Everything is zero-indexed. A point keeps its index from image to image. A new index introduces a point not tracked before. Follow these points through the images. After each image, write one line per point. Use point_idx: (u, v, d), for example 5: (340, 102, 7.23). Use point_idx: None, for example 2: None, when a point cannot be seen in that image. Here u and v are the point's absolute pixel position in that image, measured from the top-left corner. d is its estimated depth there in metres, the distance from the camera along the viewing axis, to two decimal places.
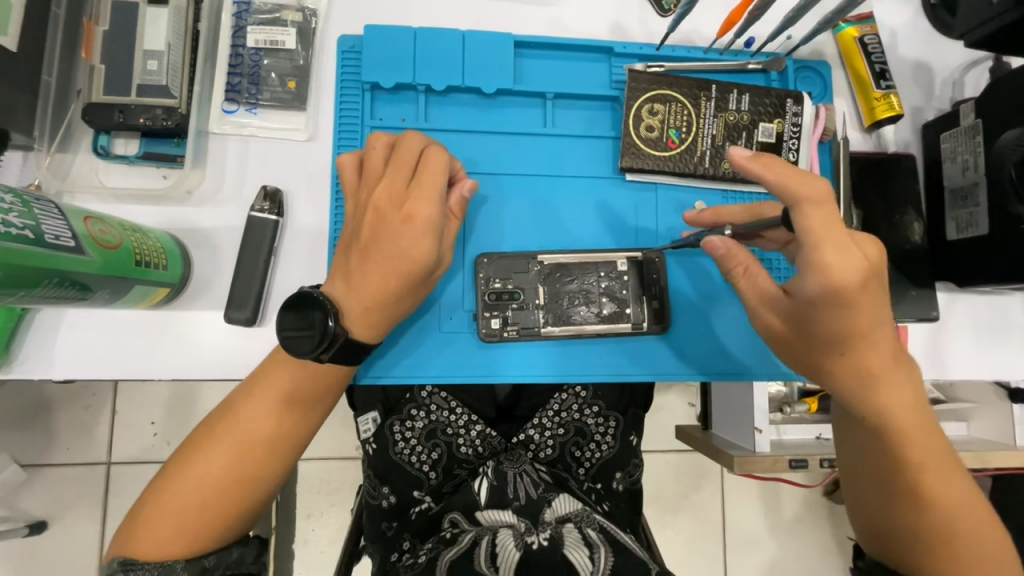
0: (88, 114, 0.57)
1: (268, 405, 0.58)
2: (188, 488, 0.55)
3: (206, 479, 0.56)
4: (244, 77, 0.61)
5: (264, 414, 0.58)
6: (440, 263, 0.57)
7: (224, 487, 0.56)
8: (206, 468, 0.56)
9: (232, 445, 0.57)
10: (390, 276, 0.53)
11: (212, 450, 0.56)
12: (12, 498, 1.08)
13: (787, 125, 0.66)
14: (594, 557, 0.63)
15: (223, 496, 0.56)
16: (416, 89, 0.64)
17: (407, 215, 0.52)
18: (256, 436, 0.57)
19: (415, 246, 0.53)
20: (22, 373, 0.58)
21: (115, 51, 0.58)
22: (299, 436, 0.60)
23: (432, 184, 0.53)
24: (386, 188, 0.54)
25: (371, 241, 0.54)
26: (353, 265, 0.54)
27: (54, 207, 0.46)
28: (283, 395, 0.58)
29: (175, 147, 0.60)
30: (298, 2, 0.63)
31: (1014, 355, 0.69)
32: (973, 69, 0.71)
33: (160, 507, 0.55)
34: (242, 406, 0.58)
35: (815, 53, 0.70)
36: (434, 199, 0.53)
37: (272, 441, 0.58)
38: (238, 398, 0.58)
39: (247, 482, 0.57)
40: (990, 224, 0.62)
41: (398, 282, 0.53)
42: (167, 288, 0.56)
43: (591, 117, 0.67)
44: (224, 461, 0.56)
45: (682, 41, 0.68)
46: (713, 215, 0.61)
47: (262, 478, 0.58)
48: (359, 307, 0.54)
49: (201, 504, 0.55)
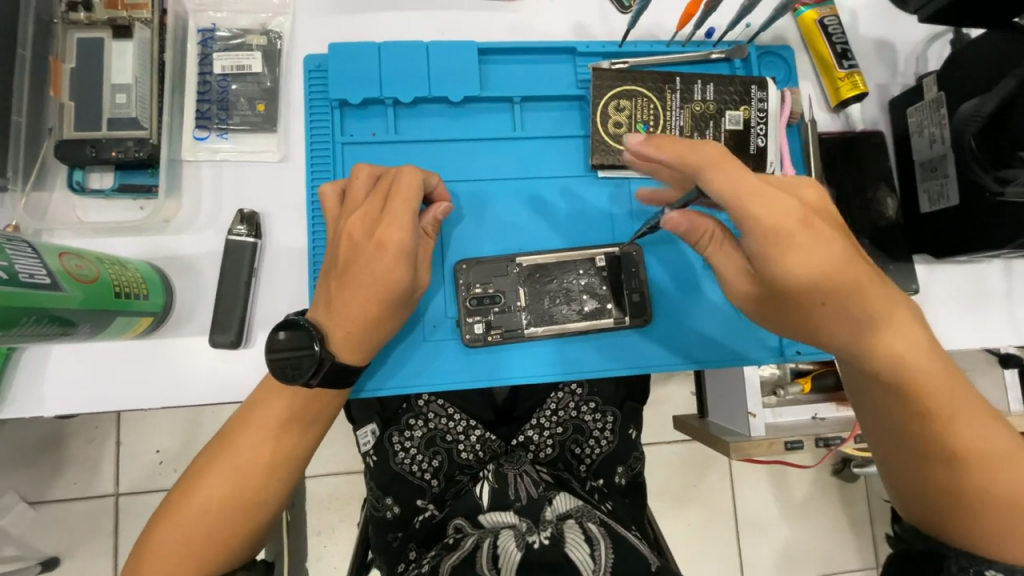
0: (62, 152, 0.58)
1: (267, 428, 0.58)
2: (192, 515, 0.56)
3: (209, 506, 0.56)
4: (213, 103, 0.62)
5: (263, 437, 0.58)
6: (419, 283, 0.58)
7: (229, 512, 0.57)
8: (209, 494, 0.56)
9: (235, 469, 0.57)
10: (370, 301, 0.54)
11: (213, 477, 0.57)
12: (20, 538, 1.09)
13: (753, 111, 0.66)
14: (594, 554, 0.63)
15: (227, 522, 0.56)
16: (384, 103, 0.65)
17: (381, 242, 0.53)
18: (257, 460, 0.58)
19: (389, 271, 0.53)
20: (13, 413, 0.58)
21: (84, 87, 0.59)
22: (298, 457, 0.60)
23: (403, 209, 0.54)
24: (360, 218, 0.54)
25: (347, 269, 0.54)
26: (332, 292, 0.55)
27: (29, 246, 0.46)
28: (281, 418, 0.58)
29: (150, 177, 0.61)
30: (262, 26, 0.64)
31: (997, 321, 0.70)
32: (935, 42, 0.72)
33: (165, 535, 0.55)
34: (241, 431, 0.58)
35: (777, 38, 0.71)
36: (407, 225, 0.53)
37: (273, 463, 0.59)
38: (236, 423, 0.59)
39: (251, 505, 0.58)
40: (960, 194, 0.63)
41: (378, 306, 0.54)
42: (150, 316, 0.57)
43: (560, 117, 0.68)
44: (226, 486, 0.57)
45: (644, 36, 0.69)
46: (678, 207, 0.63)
47: (264, 501, 0.58)
48: (343, 330, 0.54)
49: (206, 529, 0.56)
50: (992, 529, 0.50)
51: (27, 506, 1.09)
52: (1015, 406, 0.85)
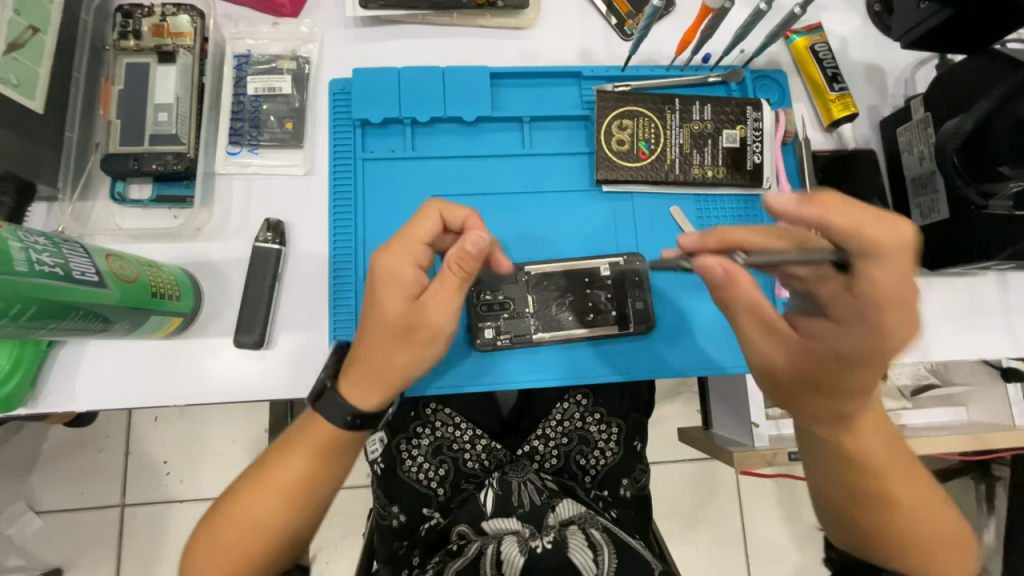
0: (106, 164, 0.63)
1: (307, 453, 0.59)
2: (233, 532, 0.58)
3: (251, 526, 0.58)
4: (246, 122, 0.67)
5: (302, 462, 0.59)
6: (416, 321, 0.55)
7: (268, 534, 0.58)
8: (249, 514, 0.58)
9: (276, 493, 0.58)
10: (377, 338, 0.56)
11: (254, 497, 0.58)
12: (31, 547, 1.11)
13: (749, 130, 0.70)
14: (598, 559, 0.67)
15: (267, 541, 0.58)
16: (402, 122, 0.70)
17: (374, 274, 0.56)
18: (297, 483, 0.59)
19: (376, 302, 0.55)
20: (45, 407, 0.61)
21: (130, 107, 0.64)
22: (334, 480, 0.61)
23: (402, 242, 0.56)
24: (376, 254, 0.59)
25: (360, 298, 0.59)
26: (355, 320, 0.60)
27: (80, 247, 0.51)
28: (321, 445, 0.59)
29: (185, 188, 0.66)
30: (293, 52, 0.70)
31: (992, 333, 0.71)
32: (922, 67, 0.76)
33: (212, 545, 0.58)
34: (281, 457, 0.59)
35: (771, 63, 0.75)
36: (396, 258, 0.55)
37: (310, 489, 0.59)
38: (282, 444, 0.60)
39: (292, 528, 0.59)
40: (950, 208, 0.65)
41: (387, 347, 0.56)
42: (180, 317, 0.61)
43: (566, 135, 0.72)
44: (265, 512, 0.58)
45: (645, 61, 0.74)
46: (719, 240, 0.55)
47: (301, 521, 0.60)
48: (357, 369, 0.57)
49: (247, 548, 0.58)
50: (922, 571, 0.57)
51: (36, 514, 1.12)
52: (1020, 421, 0.85)
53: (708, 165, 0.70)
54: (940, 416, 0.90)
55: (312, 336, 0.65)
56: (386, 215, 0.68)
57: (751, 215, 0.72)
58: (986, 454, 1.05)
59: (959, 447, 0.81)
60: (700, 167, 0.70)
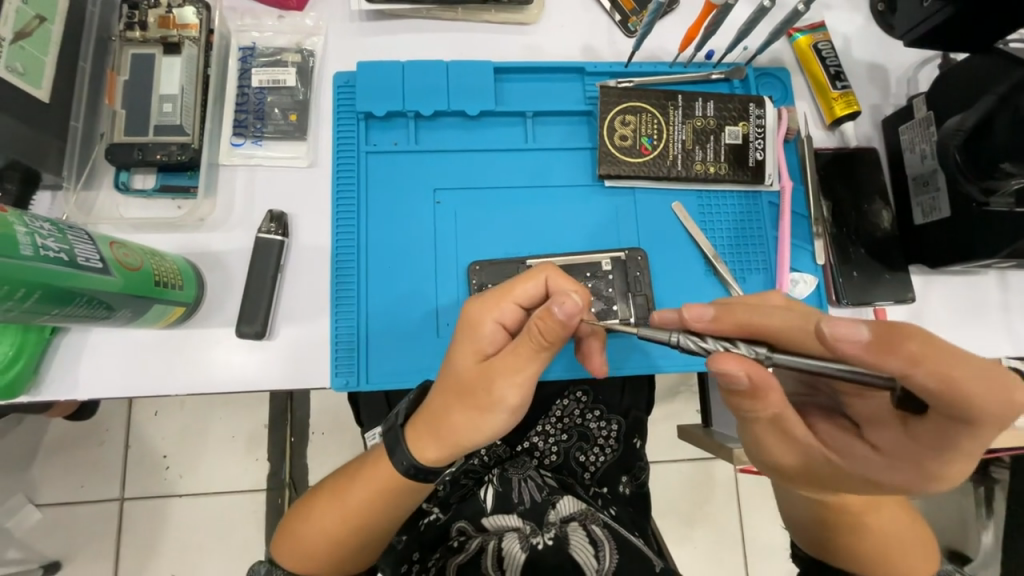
0: (111, 154, 0.63)
1: (375, 484, 0.62)
2: (305, 533, 0.64)
3: (318, 533, 0.63)
4: (250, 113, 0.68)
5: (370, 492, 0.62)
6: (483, 381, 0.54)
7: (332, 543, 0.63)
8: (321, 523, 0.63)
9: (343, 512, 0.62)
10: (445, 391, 0.57)
11: (325, 509, 0.63)
12: (29, 540, 1.11)
13: (752, 127, 0.71)
14: (599, 555, 0.72)
15: (330, 548, 0.64)
16: (406, 116, 0.70)
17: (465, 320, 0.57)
18: (358, 508, 0.62)
19: (458, 349, 0.57)
20: (48, 395, 0.61)
21: (135, 97, 0.65)
22: (397, 513, 0.64)
23: (497, 295, 0.56)
24: None
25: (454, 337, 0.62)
26: None
27: (85, 234, 0.51)
28: (388, 481, 0.61)
29: (189, 179, 0.66)
30: (298, 45, 0.70)
31: (994, 332, 0.71)
32: (924, 66, 0.76)
33: (289, 537, 0.65)
34: (354, 480, 0.63)
35: (773, 60, 0.75)
36: (487, 308, 0.56)
37: (370, 516, 0.62)
38: (358, 467, 0.64)
39: (347, 544, 0.64)
40: (951, 206, 0.66)
41: (451, 403, 0.56)
42: (183, 306, 0.61)
43: (569, 131, 0.72)
44: (333, 525, 0.63)
45: (649, 58, 0.74)
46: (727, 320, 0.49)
47: (359, 539, 0.64)
48: (419, 423, 0.59)
49: (312, 550, 0.64)
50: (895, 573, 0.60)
51: (34, 506, 1.12)
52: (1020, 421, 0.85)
53: (710, 162, 0.70)
54: None
55: (314, 328, 0.65)
56: (390, 209, 0.68)
57: (752, 212, 0.72)
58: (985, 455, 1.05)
59: None
60: (703, 163, 0.70)
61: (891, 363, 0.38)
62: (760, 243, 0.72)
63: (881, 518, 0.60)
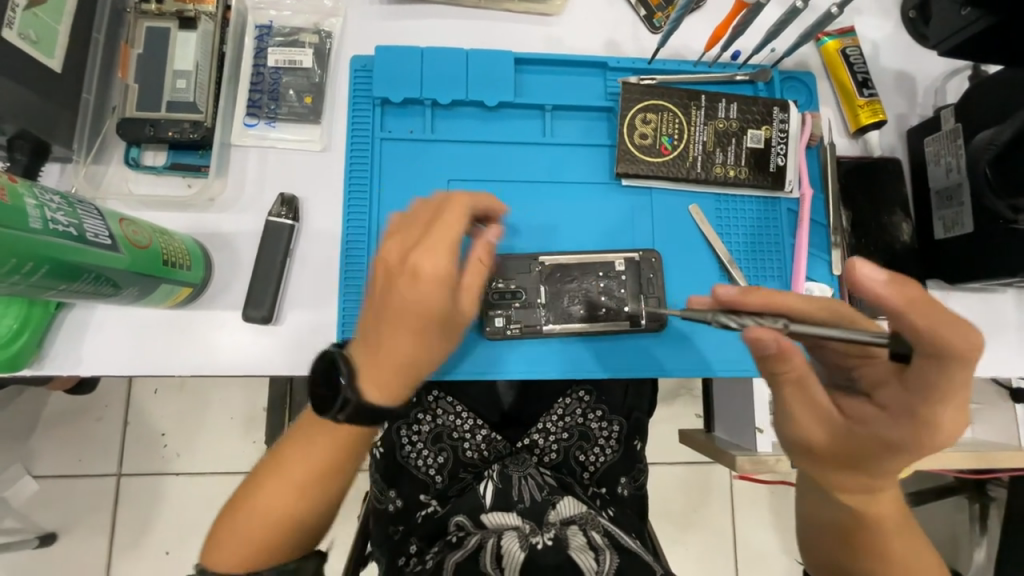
0: (122, 129, 0.62)
1: (317, 450, 0.57)
2: (240, 532, 0.56)
3: (257, 525, 0.56)
4: (265, 94, 0.66)
5: (312, 462, 0.57)
6: (461, 319, 0.54)
7: (274, 533, 0.56)
8: (258, 514, 0.56)
9: (283, 494, 0.57)
10: (408, 328, 0.51)
11: (261, 496, 0.56)
12: (26, 511, 1.11)
13: (775, 132, 0.69)
14: (599, 558, 0.67)
15: (274, 540, 0.56)
16: (423, 103, 0.68)
17: (414, 270, 0.50)
18: (302, 483, 0.57)
19: (426, 300, 0.51)
20: (50, 370, 0.61)
21: (148, 72, 0.63)
22: (345, 481, 0.60)
23: (447, 236, 0.51)
24: (398, 243, 0.53)
25: (382, 299, 0.53)
26: (369, 323, 0.54)
27: (95, 209, 0.50)
28: (330, 443, 0.58)
29: (200, 158, 0.65)
30: (316, 26, 0.69)
31: (1008, 352, 0.70)
32: (954, 77, 0.74)
33: (220, 545, 0.56)
34: (292, 451, 0.58)
35: (799, 64, 0.74)
36: (444, 253, 0.51)
37: (315, 487, 0.58)
38: (291, 441, 0.59)
39: (294, 529, 0.57)
40: (974, 222, 0.64)
41: (415, 338, 0.52)
42: (189, 287, 0.60)
43: (588, 126, 0.71)
44: (274, 510, 0.56)
45: (672, 55, 0.73)
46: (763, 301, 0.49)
47: (309, 521, 0.58)
48: (377, 364, 0.53)
49: (251, 550, 0.55)
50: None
51: (33, 478, 1.12)
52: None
53: (730, 165, 0.69)
54: (943, 432, 0.90)
55: (321, 315, 0.64)
56: (403, 198, 0.67)
57: (771, 218, 0.71)
58: (984, 473, 1.05)
59: (963, 465, 0.81)
60: (723, 166, 0.69)
61: (894, 304, 0.41)
62: (776, 250, 0.70)
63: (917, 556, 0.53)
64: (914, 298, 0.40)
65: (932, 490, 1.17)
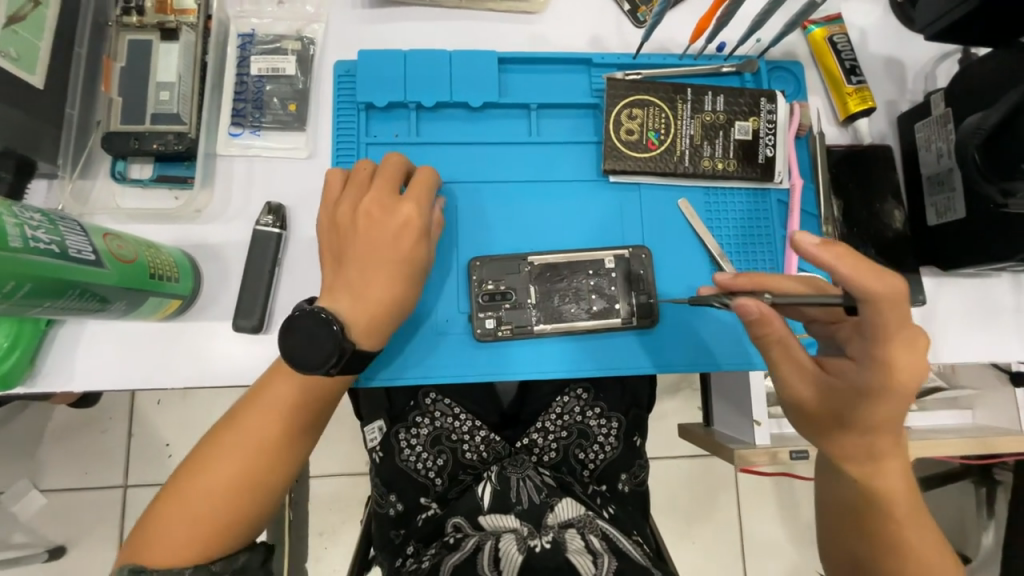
0: (107, 143, 0.62)
1: (277, 409, 0.58)
2: (197, 497, 0.54)
3: (217, 488, 0.55)
4: (249, 102, 0.66)
5: (271, 420, 0.58)
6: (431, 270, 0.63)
7: (238, 494, 0.55)
8: (217, 476, 0.55)
9: (247, 452, 0.56)
10: (385, 269, 0.58)
11: (220, 458, 0.56)
12: (34, 524, 1.12)
13: (762, 123, 0.69)
14: (597, 561, 0.67)
15: (237, 501, 0.55)
16: (407, 106, 0.68)
17: (403, 220, 0.59)
18: (263, 441, 0.57)
19: (414, 246, 0.59)
20: (44, 386, 0.61)
21: (131, 85, 0.63)
22: (308, 438, 0.61)
23: (423, 193, 0.61)
24: (376, 200, 0.59)
25: (368, 251, 0.58)
26: (352, 277, 0.58)
27: (78, 225, 0.50)
28: (290, 401, 0.58)
29: (186, 169, 0.65)
30: (297, 32, 0.68)
31: (1006, 336, 0.70)
32: (943, 61, 0.74)
33: (171, 516, 0.54)
34: (248, 414, 0.58)
35: (786, 54, 0.73)
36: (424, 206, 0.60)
37: (276, 446, 0.58)
38: (244, 406, 0.58)
39: (256, 491, 0.57)
40: (966, 207, 0.64)
41: (392, 278, 0.58)
42: (179, 300, 0.60)
43: (573, 124, 0.70)
44: (233, 471, 0.56)
45: (657, 49, 0.72)
46: (750, 281, 0.57)
47: (275, 480, 0.58)
48: (360, 311, 0.57)
49: (212, 514, 0.54)
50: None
51: (39, 492, 1.13)
52: None
53: (718, 158, 0.68)
54: (944, 419, 0.90)
55: None
56: None
57: (761, 211, 0.70)
58: (989, 458, 1.04)
59: (965, 451, 0.80)
60: (711, 160, 0.68)
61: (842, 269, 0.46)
62: (767, 242, 0.70)
63: (922, 536, 0.54)
64: (857, 259, 0.46)
65: (937, 476, 1.17)
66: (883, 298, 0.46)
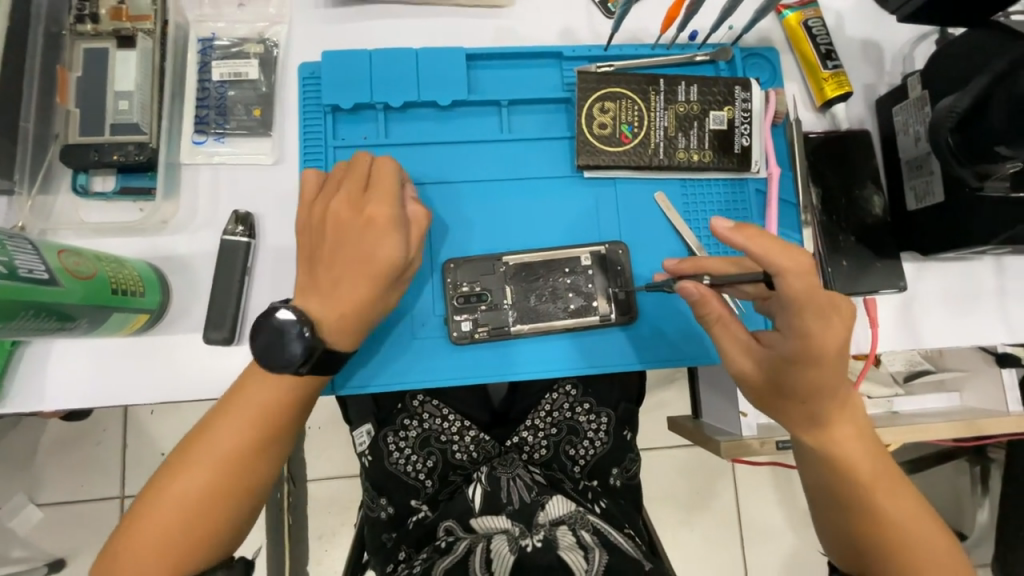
0: (66, 156, 0.60)
1: (246, 420, 0.56)
2: (165, 511, 0.53)
3: (185, 500, 0.53)
4: (212, 109, 0.65)
5: (240, 432, 0.56)
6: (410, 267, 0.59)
7: (206, 506, 0.54)
8: (184, 489, 0.54)
9: (214, 464, 0.55)
10: (352, 267, 0.55)
11: (188, 471, 0.54)
12: (30, 540, 1.12)
13: (737, 112, 0.67)
14: (589, 556, 0.66)
15: (207, 514, 0.54)
16: (375, 108, 0.67)
17: (369, 217, 0.56)
18: (232, 453, 0.55)
19: (381, 244, 0.55)
20: (15, 407, 0.60)
21: (88, 95, 0.62)
22: (281, 447, 0.59)
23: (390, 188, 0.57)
24: (345, 198, 0.57)
25: (334, 251, 0.56)
26: (319, 278, 0.56)
27: (29, 243, 0.49)
28: (261, 409, 0.56)
29: (150, 180, 0.63)
30: (259, 35, 0.67)
31: (988, 319, 0.69)
32: (921, 42, 0.72)
33: (141, 529, 0.53)
34: (217, 424, 0.56)
35: (761, 40, 0.72)
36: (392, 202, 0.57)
37: (247, 457, 0.56)
38: (215, 416, 0.56)
39: (224, 505, 0.55)
40: (944, 191, 0.63)
41: (360, 278, 0.55)
42: (147, 314, 0.59)
43: (545, 119, 0.69)
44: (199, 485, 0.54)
45: (629, 40, 0.71)
46: (692, 265, 0.60)
47: (245, 492, 0.56)
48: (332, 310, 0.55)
49: (182, 526, 0.53)
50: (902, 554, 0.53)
51: (35, 507, 1.12)
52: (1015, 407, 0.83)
53: (694, 149, 0.67)
54: (932, 402, 0.90)
55: None
56: None
57: (739, 201, 0.69)
58: (982, 438, 1.04)
59: (954, 434, 0.80)
60: (686, 151, 0.67)
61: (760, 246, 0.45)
62: None
63: (894, 503, 0.54)
64: (768, 237, 0.46)
65: (931, 458, 1.16)
66: (803, 271, 0.45)
